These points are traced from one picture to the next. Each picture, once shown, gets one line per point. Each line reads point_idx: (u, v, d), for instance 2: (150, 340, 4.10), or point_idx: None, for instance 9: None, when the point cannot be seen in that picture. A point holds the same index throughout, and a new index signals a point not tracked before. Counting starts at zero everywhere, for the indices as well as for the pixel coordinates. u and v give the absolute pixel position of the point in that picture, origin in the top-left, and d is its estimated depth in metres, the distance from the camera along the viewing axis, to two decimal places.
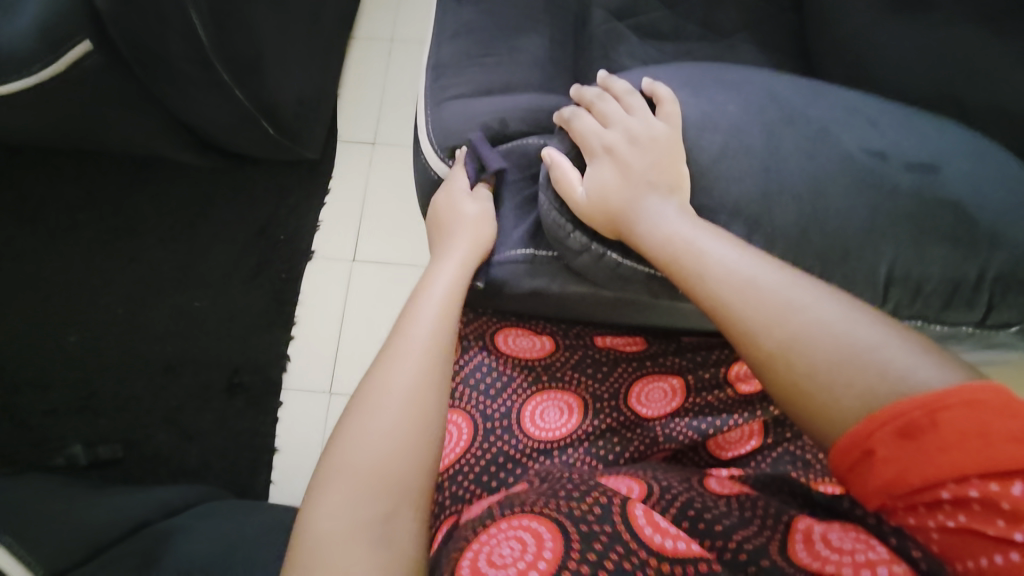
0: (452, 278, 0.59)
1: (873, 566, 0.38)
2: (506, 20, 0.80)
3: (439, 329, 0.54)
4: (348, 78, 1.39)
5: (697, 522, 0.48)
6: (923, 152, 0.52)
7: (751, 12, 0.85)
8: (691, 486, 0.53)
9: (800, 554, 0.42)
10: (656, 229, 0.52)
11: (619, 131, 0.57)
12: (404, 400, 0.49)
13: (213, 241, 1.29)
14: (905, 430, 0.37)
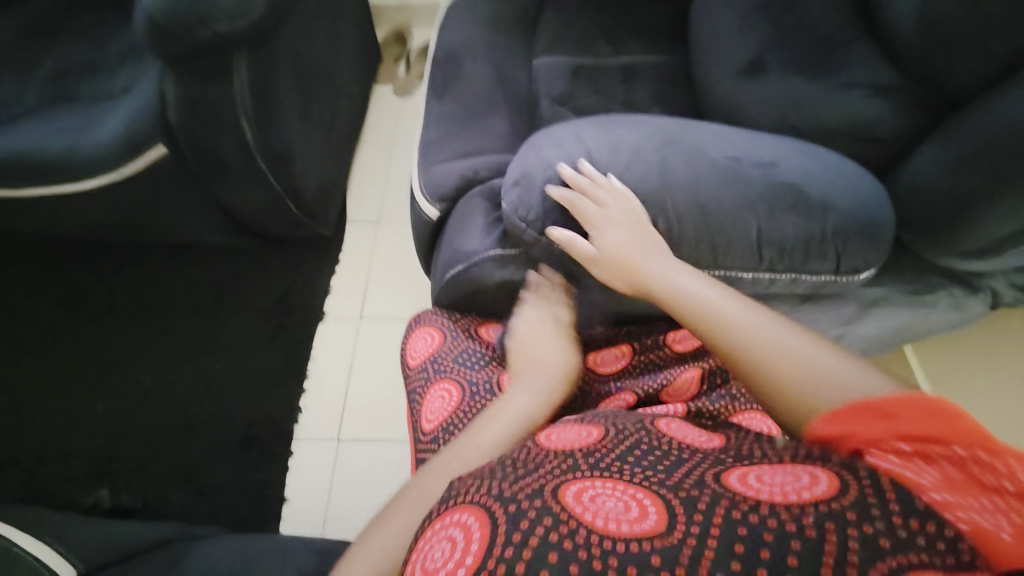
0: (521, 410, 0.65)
1: (799, 490, 0.45)
2: (476, 107, 1.06)
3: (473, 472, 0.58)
4: (357, 173, 1.68)
5: (640, 470, 0.52)
6: (767, 155, 0.72)
7: (661, 91, 1.12)
8: (643, 426, 0.61)
9: (734, 481, 0.48)
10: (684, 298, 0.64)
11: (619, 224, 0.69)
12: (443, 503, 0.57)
13: (236, 310, 1.47)
14: (897, 414, 0.48)
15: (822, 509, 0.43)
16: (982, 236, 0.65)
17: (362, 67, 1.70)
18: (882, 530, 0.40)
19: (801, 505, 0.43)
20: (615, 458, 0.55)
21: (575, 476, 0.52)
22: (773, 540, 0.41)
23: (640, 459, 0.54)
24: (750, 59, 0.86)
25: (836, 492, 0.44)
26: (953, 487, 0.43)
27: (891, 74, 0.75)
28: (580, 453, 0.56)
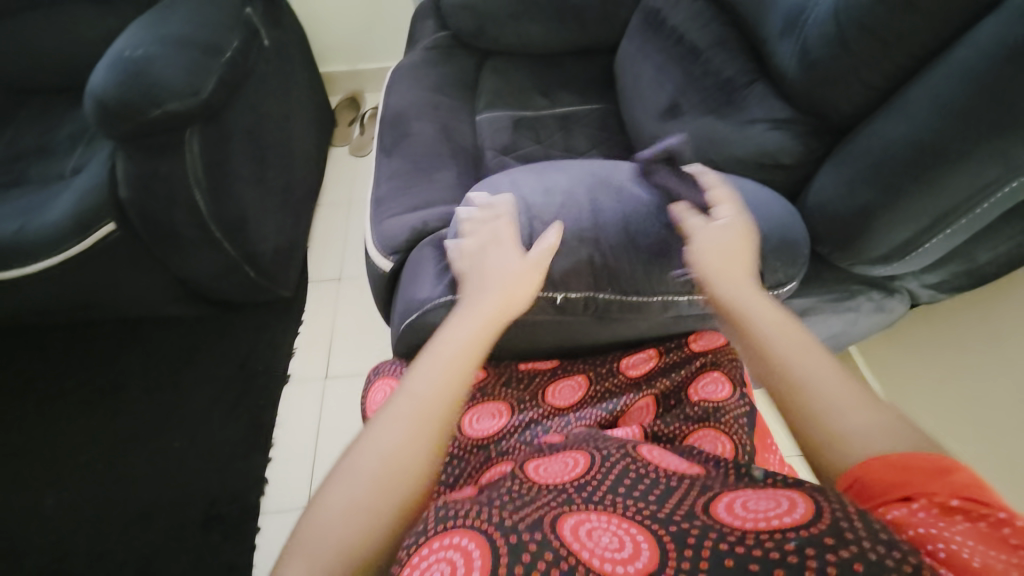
0: (472, 329, 0.65)
1: (780, 518, 0.47)
2: (424, 163, 1.11)
3: (438, 390, 0.58)
4: (317, 233, 1.71)
5: (631, 501, 0.54)
6: (687, 188, 0.79)
7: (596, 135, 1.20)
8: (626, 452, 0.62)
9: (722, 514, 0.50)
10: (760, 315, 0.63)
11: (728, 238, 0.71)
12: (398, 440, 0.54)
13: (196, 381, 1.43)
14: (946, 468, 0.45)
15: (804, 534, 0.44)
16: (883, 243, 0.71)
17: (317, 132, 1.76)
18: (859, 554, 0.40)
19: (781, 530, 0.45)
20: (607, 488, 0.57)
21: (571, 509, 0.54)
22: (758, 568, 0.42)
23: (629, 488, 0.56)
24: (669, 100, 0.98)
25: (812, 516, 0.45)
26: (983, 540, 0.40)
27: (786, 107, 0.83)
28: (573, 487, 0.58)
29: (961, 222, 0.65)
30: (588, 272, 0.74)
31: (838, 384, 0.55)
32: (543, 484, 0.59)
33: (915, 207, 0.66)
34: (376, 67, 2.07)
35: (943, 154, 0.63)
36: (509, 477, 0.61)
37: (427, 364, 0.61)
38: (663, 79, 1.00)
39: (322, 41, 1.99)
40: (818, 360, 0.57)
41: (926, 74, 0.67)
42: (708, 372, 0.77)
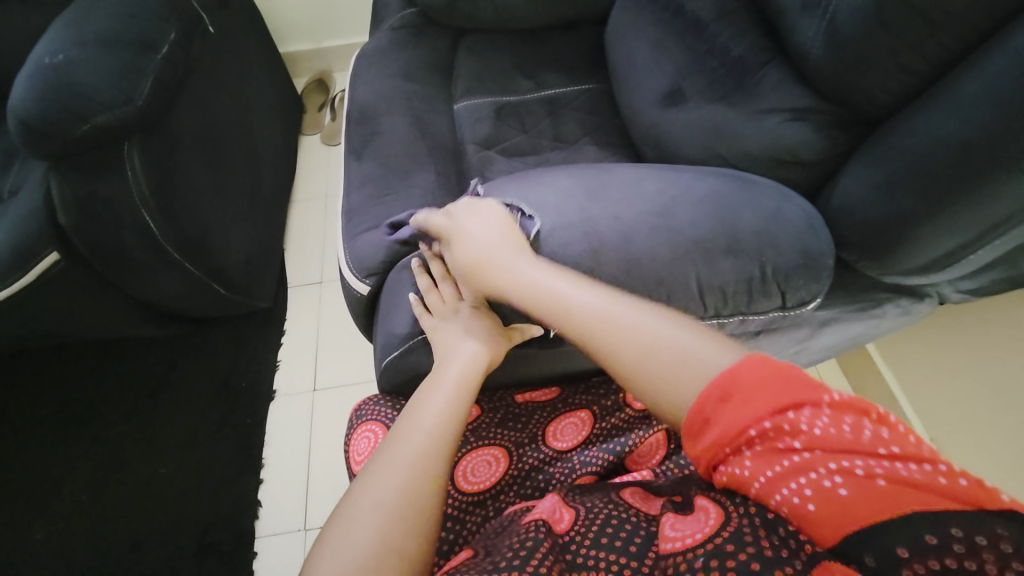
0: (463, 370, 0.60)
1: (695, 534, 0.46)
2: (399, 164, 1.00)
3: (432, 439, 0.52)
4: (292, 234, 1.60)
5: (610, 559, 0.49)
6: (694, 199, 0.69)
7: (589, 121, 1.08)
8: (612, 502, 0.57)
9: (666, 543, 0.47)
10: (538, 286, 0.60)
11: (471, 229, 0.69)
12: (396, 490, 0.48)
13: (177, 403, 1.36)
14: (716, 395, 0.46)
15: (714, 545, 0.43)
16: (922, 255, 0.63)
17: (282, 123, 1.62)
18: (756, 553, 0.41)
19: (690, 551, 0.44)
20: (590, 543, 0.52)
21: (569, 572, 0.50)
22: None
23: (610, 539, 0.51)
24: (670, 85, 0.86)
25: (721, 520, 0.45)
26: (771, 467, 0.42)
27: (806, 95, 0.72)
28: (567, 536, 0.54)
29: (1014, 233, 0.57)
30: None
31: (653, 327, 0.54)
32: (529, 523, 0.56)
33: (961, 218, 0.58)
34: (343, 44, 1.89)
35: (997, 158, 0.53)
36: (504, 533, 0.57)
37: (419, 407, 0.55)
38: (662, 59, 0.88)
39: (280, 18, 1.81)
40: (596, 316, 0.56)
41: (980, 59, 0.56)
42: None
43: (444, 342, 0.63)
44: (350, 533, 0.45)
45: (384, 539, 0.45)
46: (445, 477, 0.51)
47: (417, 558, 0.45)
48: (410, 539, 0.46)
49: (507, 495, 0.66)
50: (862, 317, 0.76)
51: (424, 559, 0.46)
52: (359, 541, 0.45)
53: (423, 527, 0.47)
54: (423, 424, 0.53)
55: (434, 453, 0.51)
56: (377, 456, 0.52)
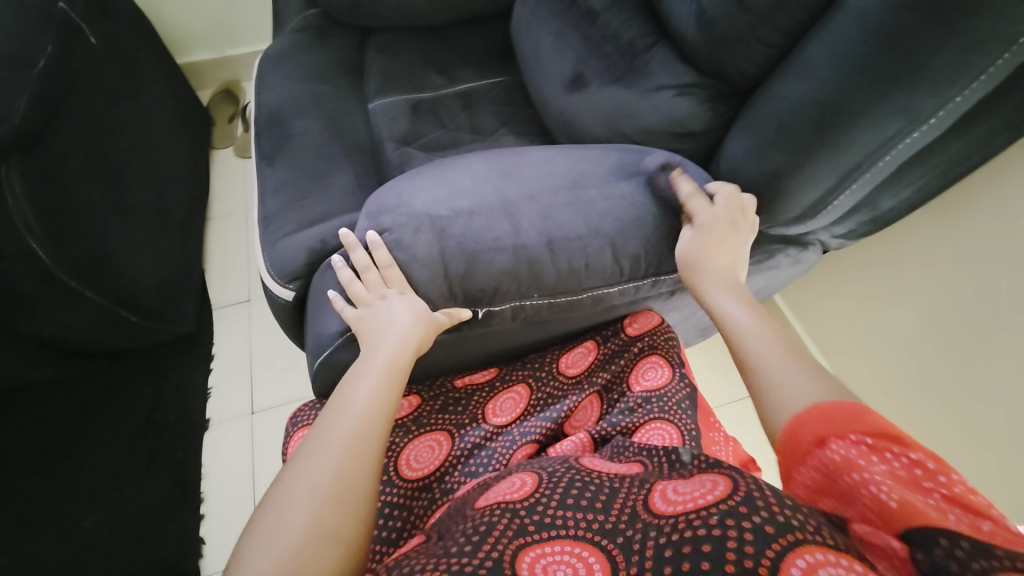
0: (391, 353, 0.61)
1: (703, 497, 0.49)
2: (315, 166, 0.98)
3: (364, 421, 0.53)
4: (212, 253, 1.51)
5: (579, 517, 0.51)
6: (601, 173, 0.73)
7: (504, 112, 1.11)
8: (571, 466, 0.59)
9: (658, 503, 0.51)
10: (721, 307, 0.64)
11: (707, 217, 0.68)
12: (329, 473, 0.48)
13: (95, 447, 1.24)
14: (846, 415, 0.47)
15: (724, 506, 0.46)
16: (796, 204, 0.70)
17: (188, 137, 1.52)
18: (769, 517, 0.43)
19: (704, 508, 0.47)
20: (556, 503, 0.53)
21: (525, 542, 0.50)
22: (692, 550, 0.44)
23: (575, 499, 0.53)
24: (572, 71, 0.91)
25: (728, 491, 0.48)
26: (901, 487, 0.42)
27: (689, 71, 0.79)
28: (523, 508, 0.53)
29: (866, 176, 0.65)
30: (512, 280, 0.67)
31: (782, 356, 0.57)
32: (486, 508, 0.55)
33: (823, 167, 0.66)
34: (248, 51, 1.81)
35: (844, 111, 0.62)
36: (456, 521, 0.56)
37: (349, 393, 0.56)
38: (562, 47, 0.93)
39: (174, 27, 1.70)
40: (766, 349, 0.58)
41: (821, 27, 0.65)
42: (647, 357, 0.75)
43: (371, 332, 0.64)
44: (282, 521, 0.45)
45: (319, 519, 0.45)
46: (378, 457, 0.51)
47: (354, 538, 0.46)
48: (347, 519, 0.46)
49: (451, 476, 0.67)
50: (762, 269, 0.85)
51: (361, 537, 0.47)
52: (292, 527, 0.44)
53: (359, 504, 0.48)
54: (353, 408, 0.54)
55: (366, 436, 0.52)
56: (306, 442, 0.52)
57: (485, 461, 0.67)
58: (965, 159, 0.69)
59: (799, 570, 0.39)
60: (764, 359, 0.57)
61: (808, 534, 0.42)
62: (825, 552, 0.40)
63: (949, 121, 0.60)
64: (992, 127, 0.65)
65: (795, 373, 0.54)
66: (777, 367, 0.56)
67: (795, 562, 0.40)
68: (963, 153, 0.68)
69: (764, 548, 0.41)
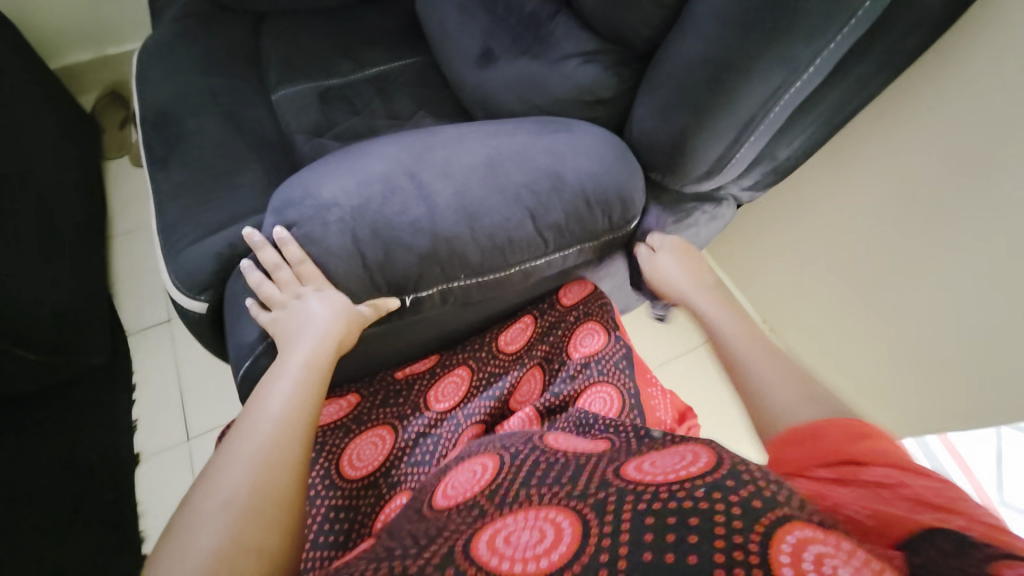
0: (310, 355, 0.59)
1: (685, 469, 0.46)
2: (218, 168, 0.90)
3: (281, 423, 0.51)
4: (119, 274, 1.37)
5: (544, 488, 0.50)
6: (516, 147, 0.72)
7: (420, 93, 1.07)
8: (534, 446, 0.57)
9: (633, 474, 0.48)
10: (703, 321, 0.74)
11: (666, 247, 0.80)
12: (243, 481, 0.46)
13: (6, 503, 1.12)
14: (837, 436, 0.49)
15: (711, 479, 0.43)
16: (704, 160, 0.73)
17: (72, 149, 1.37)
18: (756, 491, 0.41)
19: (688, 481, 0.44)
20: (519, 485, 0.52)
21: (482, 523, 0.48)
22: (677, 522, 0.41)
23: (540, 478, 0.52)
24: (480, 46, 0.89)
25: (713, 465, 0.45)
26: (862, 494, 0.42)
27: (592, 38, 0.80)
28: (484, 496, 0.52)
29: (762, 128, 0.69)
30: (435, 264, 0.66)
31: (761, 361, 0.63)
32: (447, 507, 0.53)
33: (721, 123, 0.69)
34: (132, 49, 1.64)
35: (734, 68, 0.64)
36: (409, 518, 0.53)
37: (263, 399, 0.53)
38: (468, 21, 0.90)
39: (38, 26, 1.50)
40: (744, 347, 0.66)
41: None
42: (584, 325, 0.76)
43: (287, 334, 0.61)
44: (194, 541, 0.42)
45: (234, 530, 0.43)
46: (301, 464, 0.50)
47: (278, 545, 0.44)
48: (269, 532, 0.44)
49: (398, 469, 0.65)
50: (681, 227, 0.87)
51: (289, 546, 0.45)
52: (206, 546, 0.42)
53: (280, 512, 0.46)
54: (269, 412, 0.52)
55: (286, 440, 0.50)
56: (217, 453, 0.50)
57: (431, 448, 0.66)
58: (845, 105, 0.74)
59: (790, 545, 0.37)
60: (747, 371, 0.63)
61: (794, 512, 0.40)
62: (813, 529, 0.38)
63: (825, 69, 0.64)
64: (864, 72, 0.71)
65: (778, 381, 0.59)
66: (763, 382, 0.60)
67: (785, 537, 0.37)
68: (842, 100, 0.73)
69: (754, 524, 0.39)
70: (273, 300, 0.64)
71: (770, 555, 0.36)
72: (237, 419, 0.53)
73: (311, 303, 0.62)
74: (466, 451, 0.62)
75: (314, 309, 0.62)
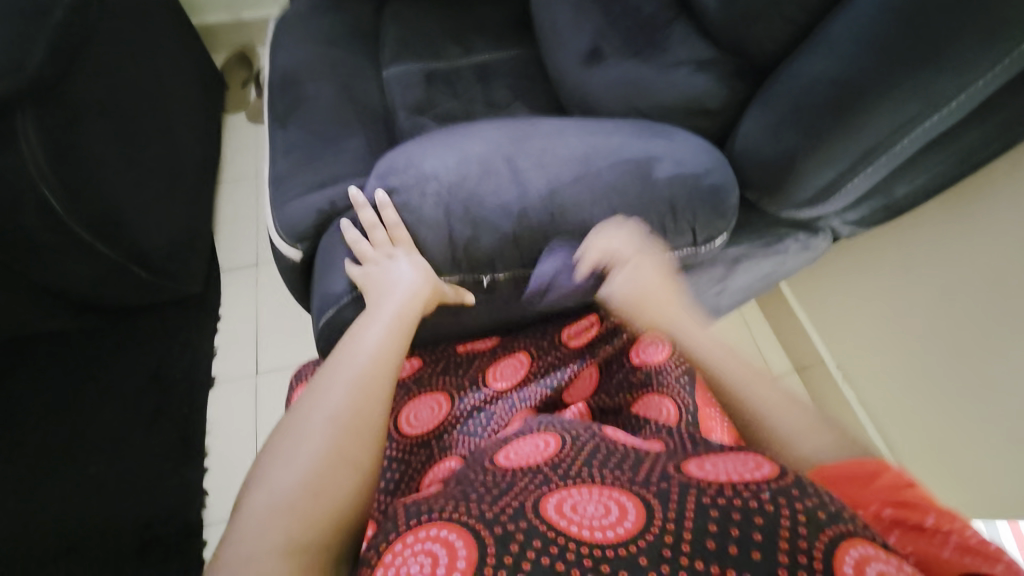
0: (402, 302, 0.63)
1: (750, 473, 0.47)
2: (327, 131, 0.98)
3: (377, 359, 0.57)
4: (221, 217, 1.52)
5: (603, 473, 0.51)
6: (612, 146, 0.73)
7: (519, 85, 1.10)
8: (596, 433, 0.58)
9: (694, 470, 0.49)
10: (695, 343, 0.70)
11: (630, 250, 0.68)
12: (344, 405, 0.52)
13: (104, 399, 1.27)
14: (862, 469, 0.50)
15: (777, 485, 0.45)
16: (809, 186, 0.70)
17: (202, 99, 1.52)
18: (821, 504, 0.43)
19: (753, 484, 0.45)
20: (581, 462, 0.53)
21: (552, 488, 0.50)
22: (742, 518, 0.42)
23: (598, 463, 0.52)
24: (589, 44, 0.89)
25: (779, 472, 0.46)
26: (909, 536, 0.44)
27: (708, 48, 0.79)
28: (550, 466, 0.53)
29: (882, 160, 0.64)
30: (514, 248, 0.68)
31: (773, 404, 0.60)
32: (512, 468, 0.54)
33: (838, 149, 0.65)
34: (263, 16, 1.79)
35: (864, 94, 0.61)
36: (475, 471, 0.56)
37: (362, 338, 0.59)
38: (581, 17, 0.91)
39: None
40: (757, 387, 0.63)
41: (848, 4, 0.64)
42: (648, 331, 0.74)
43: (378, 287, 0.66)
44: (303, 443, 0.49)
45: (336, 444, 0.49)
46: (390, 398, 0.55)
47: (369, 464, 0.50)
48: (364, 451, 0.50)
49: (450, 436, 0.68)
50: (769, 252, 0.83)
51: (376, 468, 0.51)
52: (313, 450, 0.48)
53: (371, 438, 0.51)
54: (368, 350, 0.58)
55: (379, 376, 0.56)
56: (322, 376, 0.56)
57: (483, 423, 0.68)
58: (984, 147, 0.68)
59: (851, 560, 0.39)
60: (768, 412, 0.60)
61: (856, 528, 0.41)
62: (869, 546, 0.40)
63: (967, 107, 0.60)
64: (1013, 114, 0.64)
65: (799, 430, 0.57)
66: (777, 418, 0.59)
67: (850, 550, 0.39)
68: (980, 143, 0.67)
69: (818, 533, 0.40)
70: (363, 256, 0.69)
71: (834, 565, 0.39)
72: (335, 352, 0.60)
73: (401, 262, 0.67)
74: (519, 430, 0.63)
75: (406, 265, 0.67)
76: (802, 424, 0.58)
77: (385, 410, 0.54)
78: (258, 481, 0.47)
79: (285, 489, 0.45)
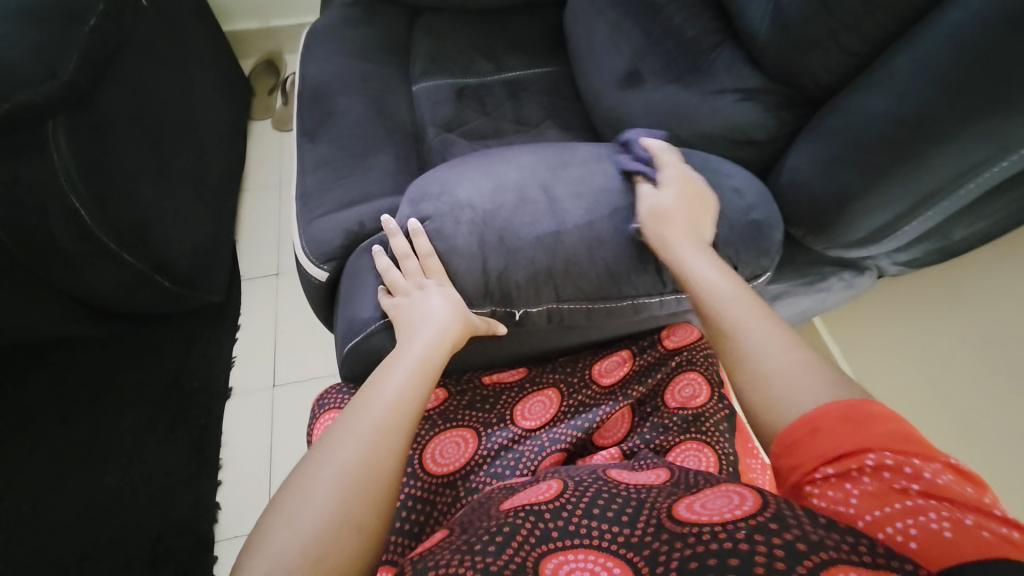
0: (424, 344, 0.61)
1: (729, 511, 0.44)
2: (356, 148, 0.96)
3: (392, 408, 0.54)
4: (243, 225, 1.52)
5: (607, 530, 0.48)
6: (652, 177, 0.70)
7: (551, 103, 1.07)
8: (598, 477, 0.56)
9: (682, 513, 0.46)
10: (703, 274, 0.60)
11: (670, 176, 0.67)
12: (351, 459, 0.50)
13: (123, 406, 1.27)
14: (834, 417, 0.45)
15: (752, 522, 0.41)
16: (861, 227, 0.66)
17: (229, 106, 1.52)
18: (801, 534, 0.39)
19: (732, 522, 0.42)
20: (580, 513, 0.50)
21: (551, 547, 0.48)
22: (717, 563, 0.39)
23: (603, 512, 0.50)
24: (627, 66, 0.86)
25: (758, 507, 0.43)
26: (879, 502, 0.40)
27: (756, 75, 0.75)
28: (548, 510, 0.51)
29: (943, 205, 0.61)
30: (548, 282, 0.66)
31: (773, 336, 0.53)
32: (510, 509, 0.53)
33: (895, 189, 0.61)
34: (291, 23, 1.79)
35: (926, 134, 0.57)
36: (480, 517, 0.54)
37: (378, 381, 0.57)
38: (620, 39, 0.88)
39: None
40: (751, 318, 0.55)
41: (913, 37, 0.60)
42: (684, 373, 0.72)
43: (407, 322, 0.64)
44: (305, 503, 0.47)
45: (343, 505, 0.47)
46: (403, 451, 0.52)
47: (372, 523, 0.48)
48: (369, 512, 0.48)
49: (477, 475, 0.66)
50: (811, 290, 0.80)
51: (381, 527, 0.48)
52: (316, 513, 0.46)
53: (378, 496, 0.49)
54: (384, 396, 0.55)
55: (394, 427, 0.53)
56: (334, 425, 0.53)
57: (511, 463, 0.66)
58: None
59: None
60: (757, 349, 0.52)
61: (841, 551, 0.37)
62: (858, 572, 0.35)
63: None
64: None
65: (795, 370, 0.50)
66: (758, 350, 0.52)
67: None
68: None
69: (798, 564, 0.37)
70: (393, 285, 0.68)
71: None
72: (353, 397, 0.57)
73: (425, 300, 0.64)
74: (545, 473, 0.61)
75: (432, 302, 0.64)
76: (798, 365, 0.50)
77: (396, 464, 0.51)
78: (259, 542, 0.46)
79: (284, 556, 0.44)
